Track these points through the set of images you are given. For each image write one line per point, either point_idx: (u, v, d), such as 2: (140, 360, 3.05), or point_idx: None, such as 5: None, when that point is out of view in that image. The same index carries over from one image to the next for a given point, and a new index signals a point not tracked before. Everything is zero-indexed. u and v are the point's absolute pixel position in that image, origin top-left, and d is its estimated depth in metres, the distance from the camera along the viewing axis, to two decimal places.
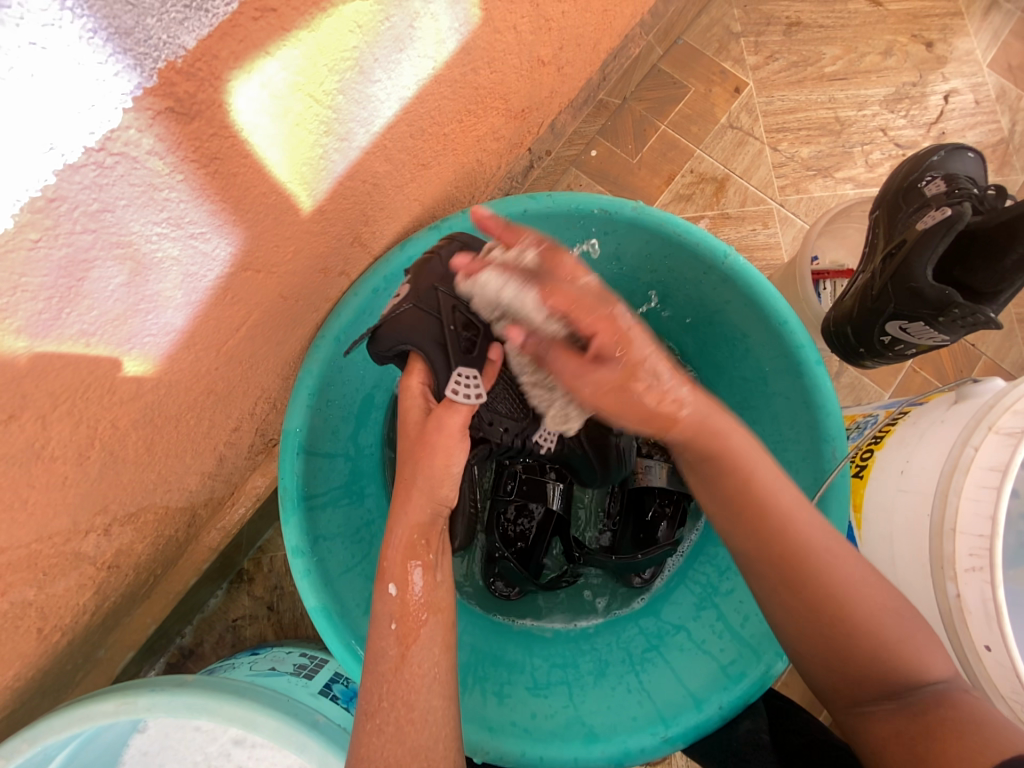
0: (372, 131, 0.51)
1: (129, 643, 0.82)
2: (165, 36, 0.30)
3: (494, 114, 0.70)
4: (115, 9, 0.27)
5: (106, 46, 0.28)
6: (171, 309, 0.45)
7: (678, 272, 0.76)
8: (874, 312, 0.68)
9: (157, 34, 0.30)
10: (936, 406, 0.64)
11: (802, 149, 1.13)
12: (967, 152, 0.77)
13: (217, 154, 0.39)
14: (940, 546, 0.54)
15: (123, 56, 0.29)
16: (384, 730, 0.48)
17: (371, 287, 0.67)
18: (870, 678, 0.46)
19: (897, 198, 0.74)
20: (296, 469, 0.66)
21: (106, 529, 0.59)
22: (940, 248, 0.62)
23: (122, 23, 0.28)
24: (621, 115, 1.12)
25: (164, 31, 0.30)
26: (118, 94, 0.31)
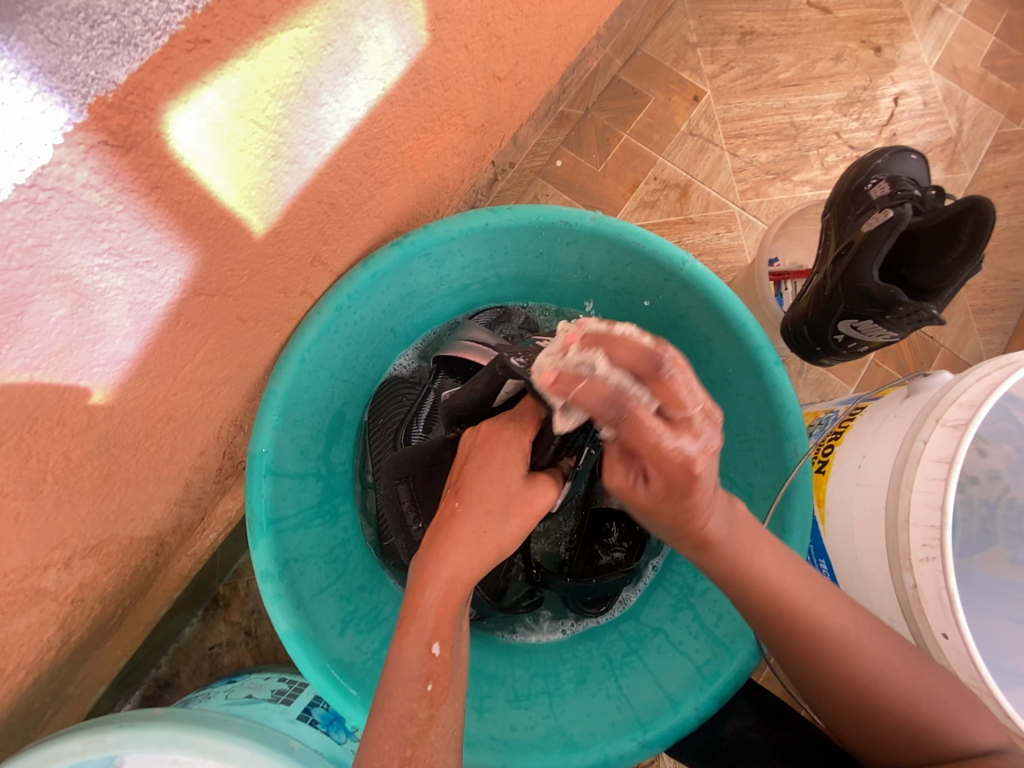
0: (324, 153, 0.51)
1: (99, 679, 0.79)
2: (93, 72, 0.31)
3: (452, 129, 0.71)
4: (37, 50, 0.28)
5: (31, 84, 0.28)
6: (121, 338, 0.45)
7: (640, 279, 0.78)
8: (828, 311, 0.70)
9: (85, 71, 0.30)
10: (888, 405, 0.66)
11: (760, 154, 1.16)
12: (911, 155, 0.80)
13: (157, 183, 0.39)
14: (895, 538, 0.55)
15: (51, 93, 0.29)
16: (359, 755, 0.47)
17: (335, 305, 0.67)
18: (885, 725, 0.50)
19: (846, 200, 0.76)
20: (264, 492, 0.66)
21: (67, 563, 0.58)
22: (884, 248, 0.64)
23: (47, 61, 0.28)
24: (584, 125, 1.14)
25: (92, 67, 0.30)
26: (47, 130, 0.31)
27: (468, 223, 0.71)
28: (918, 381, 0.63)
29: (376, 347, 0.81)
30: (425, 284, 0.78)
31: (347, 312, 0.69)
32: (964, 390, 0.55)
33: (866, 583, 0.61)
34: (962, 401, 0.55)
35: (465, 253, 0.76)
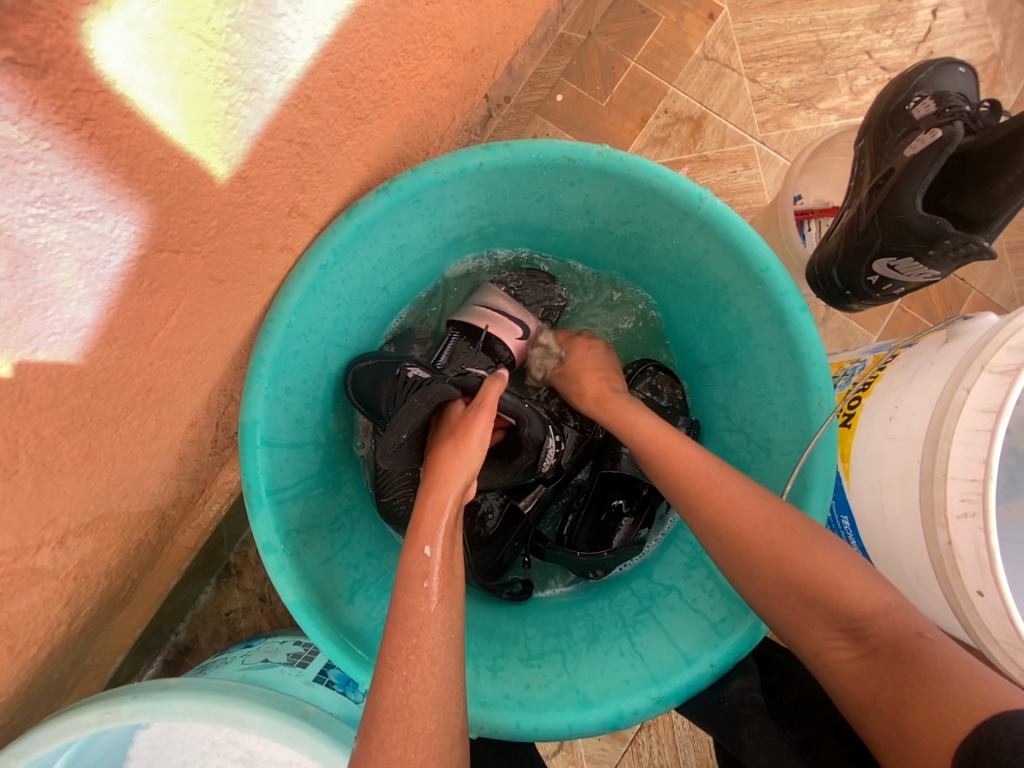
0: (288, 79, 0.44)
1: (117, 648, 0.80)
2: None
3: (438, 54, 0.63)
4: None
5: None
6: (75, 303, 0.40)
7: (651, 221, 0.71)
8: (861, 250, 0.64)
9: None
10: (925, 349, 0.60)
11: (782, 79, 1.05)
12: (958, 68, 0.71)
13: (88, 114, 0.33)
14: (930, 492, 0.52)
15: None
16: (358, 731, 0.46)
17: (320, 263, 0.62)
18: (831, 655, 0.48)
19: (883, 124, 0.68)
20: (260, 463, 0.63)
21: (62, 542, 0.55)
22: (930, 174, 0.57)
23: None
24: (587, 53, 1.03)
25: None
26: None
27: (461, 164, 0.64)
28: (963, 325, 0.57)
29: (369, 307, 0.76)
30: (417, 235, 0.72)
31: (333, 270, 0.64)
32: (1013, 333, 0.50)
33: (892, 540, 0.58)
34: (1013, 345, 0.50)
35: (459, 199, 0.69)
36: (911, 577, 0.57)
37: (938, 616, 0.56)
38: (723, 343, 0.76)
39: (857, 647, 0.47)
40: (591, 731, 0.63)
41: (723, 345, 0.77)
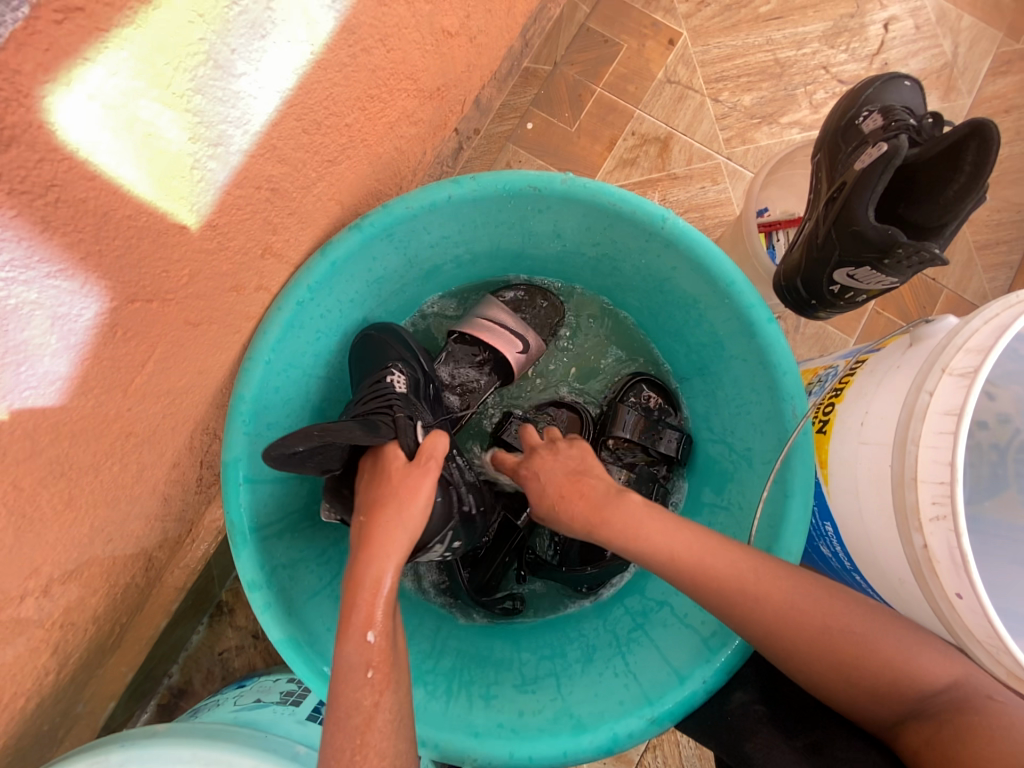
0: (252, 130, 0.46)
1: (108, 695, 0.79)
2: None
3: (404, 96, 0.66)
4: None
5: None
6: (49, 357, 0.41)
7: (620, 242, 0.73)
8: (821, 261, 0.66)
9: None
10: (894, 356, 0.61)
11: (744, 98, 1.09)
12: (904, 82, 0.74)
13: (53, 180, 0.35)
14: (902, 496, 0.52)
15: None
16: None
17: (296, 300, 0.63)
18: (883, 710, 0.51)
19: (836, 139, 0.71)
20: (243, 501, 0.63)
21: (45, 591, 0.55)
22: (878, 187, 0.60)
23: None
24: (554, 82, 1.07)
25: None
26: None
27: (430, 198, 0.66)
28: (925, 333, 0.58)
29: (350, 339, 0.78)
30: (392, 267, 0.74)
31: (310, 306, 0.66)
32: (969, 336, 0.52)
33: (873, 543, 0.58)
34: (970, 347, 0.51)
35: (431, 231, 0.71)
36: (894, 582, 0.57)
37: (923, 619, 0.56)
38: (699, 356, 0.78)
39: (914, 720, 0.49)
40: (587, 757, 0.62)
41: (700, 358, 0.78)
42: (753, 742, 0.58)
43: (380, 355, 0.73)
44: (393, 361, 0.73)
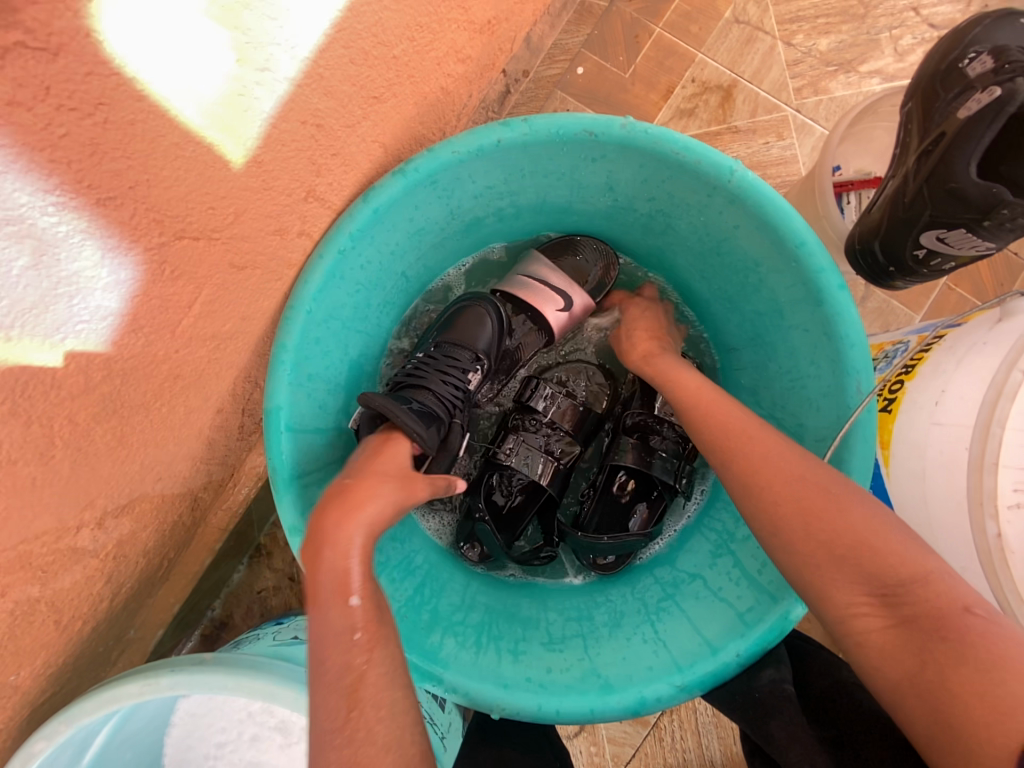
0: (300, 56, 0.43)
1: (157, 623, 0.83)
2: None
3: (453, 27, 0.61)
4: None
5: None
6: (99, 290, 0.41)
7: (678, 197, 0.68)
8: (908, 223, 0.60)
9: None
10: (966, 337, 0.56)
11: (820, 42, 0.98)
12: (1020, 19, 0.64)
13: (101, 99, 0.33)
14: (979, 481, 0.49)
15: None
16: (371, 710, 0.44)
17: (338, 247, 0.61)
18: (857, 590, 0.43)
19: (934, 83, 0.63)
20: (284, 449, 0.64)
21: (100, 523, 0.57)
22: (985, 138, 0.53)
23: None
24: (609, 21, 0.98)
25: None
26: None
27: (478, 142, 0.62)
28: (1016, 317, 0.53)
29: (389, 292, 0.76)
30: (434, 217, 0.70)
31: (351, 255, 0.63)
32: None
33: (935, 530, 0.54)
34: None
35: (476, 178, 0.68)
36: None
37: None
38: (752, 326, 0.73)
39: (884, 608, 0.41)
40: (613, 715, 0.63)
41: (753, 327, 0.74)
42: (779, 720, 0.55)
43: (470, 332, 0.75)
44: (479, 347, 0.75)
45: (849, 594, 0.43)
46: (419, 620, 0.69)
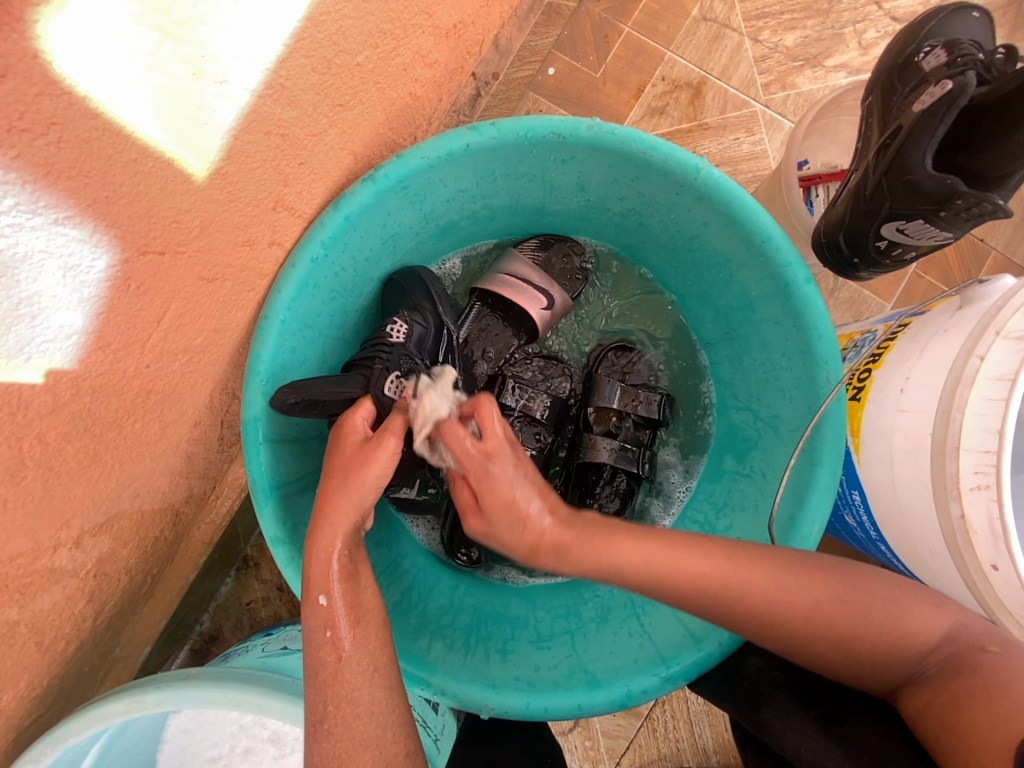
0: (260, 68, 0.43)
1: (143, 640, 0.83)
2: None
3: (419, 33, 0.61)
4: None
5: None
6: (63, 308, 0.40)
7: (648, 196, 0.69)
8: (868, 215, 0.61)
9: None
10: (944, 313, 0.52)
11: (786, 37, 1.00)
12: (970, 14, 0.66)
13: (53, 119, 0.33)
14: (942, 465, 0.50)
15: None
16: (339, 725, 0.45)
17: (310, 256, 0.61)
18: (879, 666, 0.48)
19: (891, 78, 0.64)
20: (263, 460, 0.64)
21: (77, 542, 0.56)
22: (939, 129, 0.55)
23: None
24: (578, 21, 0.99)
25: None
26: None
27: (447, 147, 0.62)
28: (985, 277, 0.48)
29: (365, 299, 0.76)
30: (407, 223, 0.71)
31: (324, 263, 0.63)
32: None
33: (904, 513, 0.56)
34: None
35: (448, 183, 0.68)
36: (923, 552, 0.55)
37: (947, 590, 0.54)
38: (726, 320, 0.75)
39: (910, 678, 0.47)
40: (601, 711, 0.63)
41: (727, 322, 0.75)
42: (772, 709, 0.56)
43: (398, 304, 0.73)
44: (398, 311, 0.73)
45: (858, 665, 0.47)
46: (407, 624, 0.69)
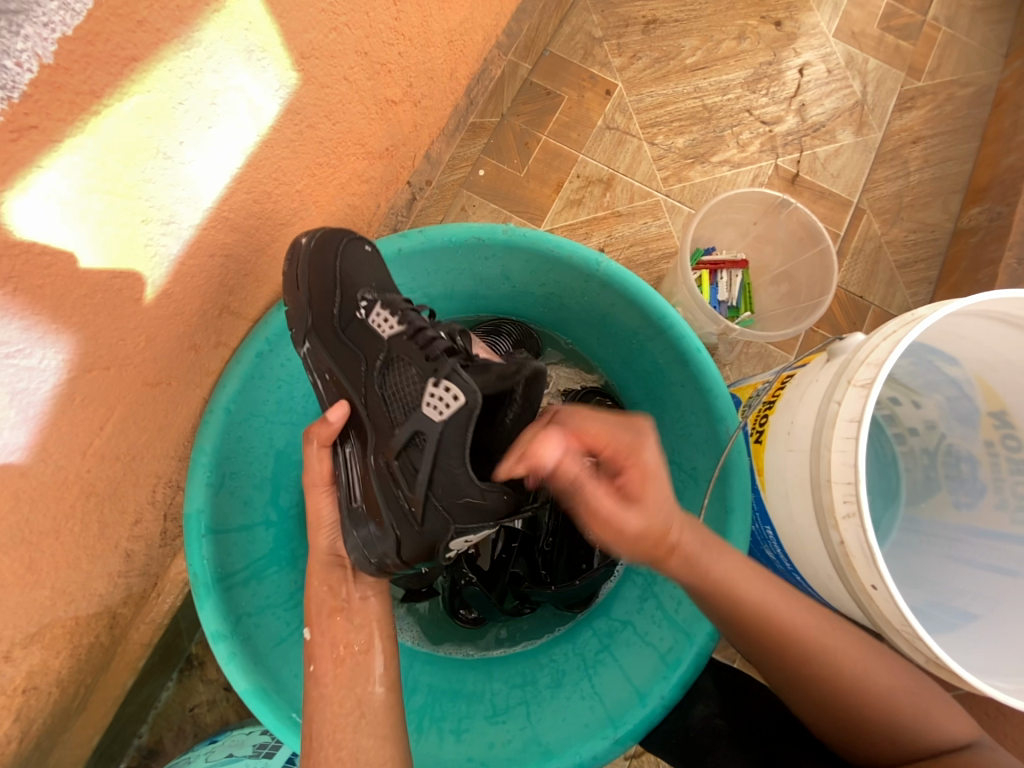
0: (203, 206, 0.50)
1: (73, 761, 0.76)
2: None
3: (353, 159, 0.71)
4: None
5: None
6: (9, 429, 0.44)
7: (563, 283, 0.79)
8: (363, 549, 0.61)
9: None
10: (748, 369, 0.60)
11: (677, 140, 1.18)
12: (298, 243, 0.64)
13: (12, 272, 0.38)
14: (822, 497, 0.58)
15: None
16: None
17: (255, 352, 0.66)
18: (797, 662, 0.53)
19: (360, 376, 0.63)
20: (205, 553, 0.65)
21: (6, 656, 0.55)
22: (462, 411, 0.57)
23: None
24: (502, 132, 1.15)
25: None
26: None
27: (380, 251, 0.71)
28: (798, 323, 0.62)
29: (313, 383, 0.79)
30: None
31: (270, 357, 0.69)
32: (870, 350, 0.58)
33: (805, 546, 0.63)
34: (870, 361, 0.57)
35: None
36: (825, 578, 0.62)
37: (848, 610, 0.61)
38: (646, 383, 0.83)
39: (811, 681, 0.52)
40: None
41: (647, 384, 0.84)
42: None
43: None
44: None
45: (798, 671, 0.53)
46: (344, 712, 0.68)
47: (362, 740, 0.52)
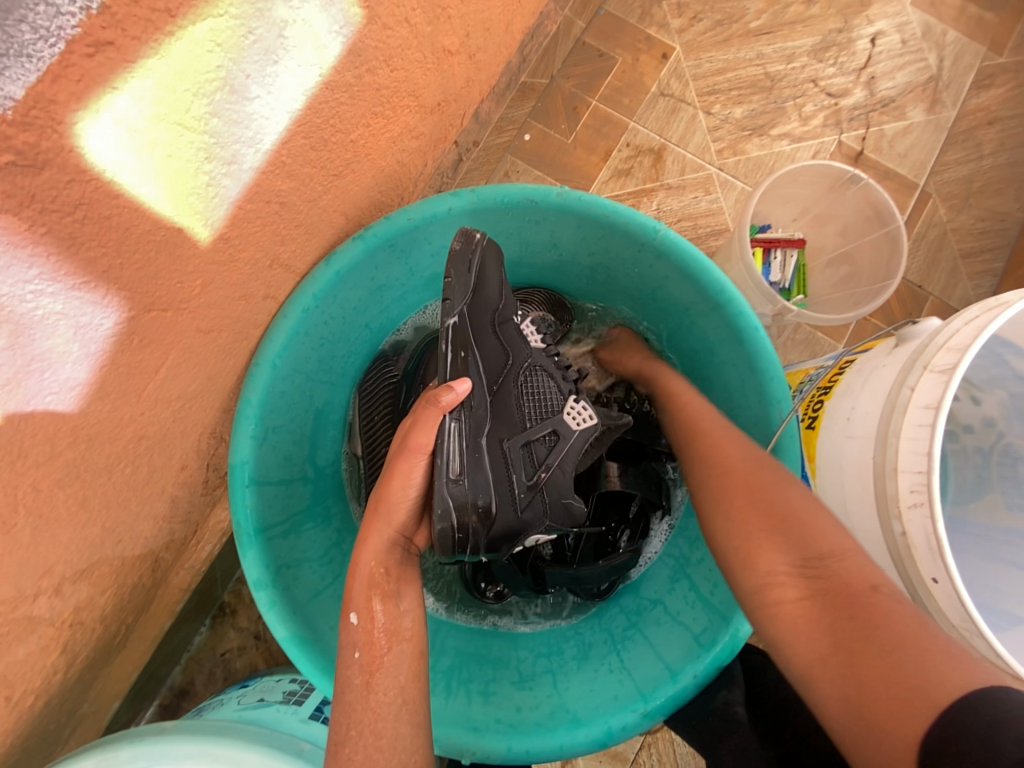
0: (264, 148, 0.49)
1: (114, 693, 0.80)
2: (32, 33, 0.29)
3: (406, 112, 0.68)
4: None
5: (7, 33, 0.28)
6: (69, 364, 0.43)
7: (614, 252, 0.76)
8: (454, 515, 0.58)
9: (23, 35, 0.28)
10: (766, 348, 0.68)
11: (734, 110, 1.12)
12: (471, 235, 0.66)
13: (80, 200, 0.37)
14: (884, 485, 0.55)
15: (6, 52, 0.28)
16: None
17: (302, 307, 0.65)
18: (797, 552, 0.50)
19: (505, 367, 0.68)
20: (248, 503, 0.66)
21: (58, 588, 0.56)
22: (591, 429, 0.71)
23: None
24: (550, 95, 1.10)
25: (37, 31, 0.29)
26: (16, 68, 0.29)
27: (431, 210, 0.68)
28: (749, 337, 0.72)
29: (352, 344, 0.80)
30: (395, 275, 0.76)
31: (315, 313, 0.68)
32: (952, 335, 0.54)
33: (856, 536, 0.61)
34: (951, 346, 0.53)
35: (433, 240, 0.74)
36: None
37: None
38: (692, 362, 0.80)
39: (801, 579, 0.47)
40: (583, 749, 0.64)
41: (693, 363, 0.81)
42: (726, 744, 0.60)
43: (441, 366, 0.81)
44: None
45: (777, 568, 0.49)
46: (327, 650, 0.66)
47: (404, 724, 0.50)
